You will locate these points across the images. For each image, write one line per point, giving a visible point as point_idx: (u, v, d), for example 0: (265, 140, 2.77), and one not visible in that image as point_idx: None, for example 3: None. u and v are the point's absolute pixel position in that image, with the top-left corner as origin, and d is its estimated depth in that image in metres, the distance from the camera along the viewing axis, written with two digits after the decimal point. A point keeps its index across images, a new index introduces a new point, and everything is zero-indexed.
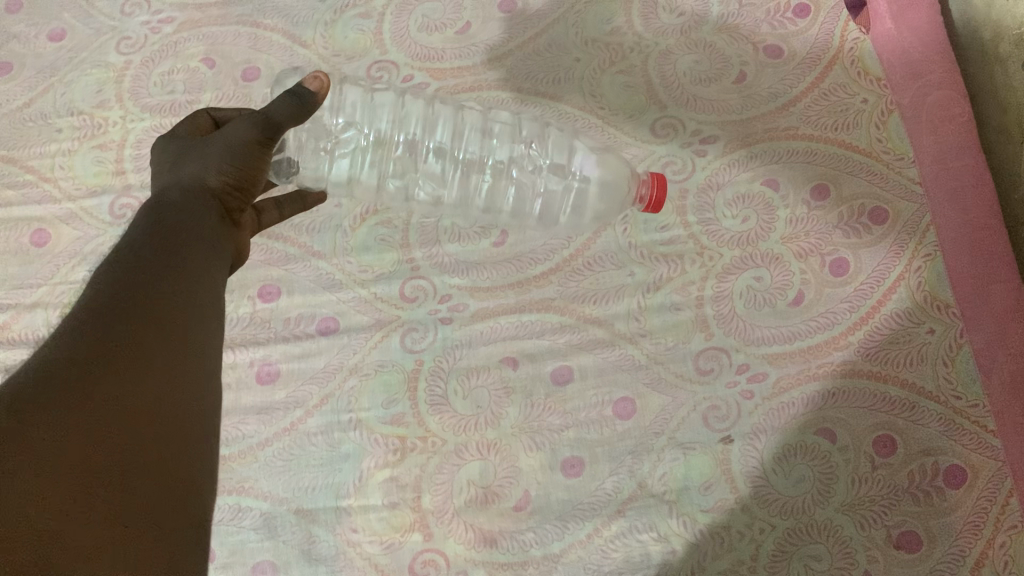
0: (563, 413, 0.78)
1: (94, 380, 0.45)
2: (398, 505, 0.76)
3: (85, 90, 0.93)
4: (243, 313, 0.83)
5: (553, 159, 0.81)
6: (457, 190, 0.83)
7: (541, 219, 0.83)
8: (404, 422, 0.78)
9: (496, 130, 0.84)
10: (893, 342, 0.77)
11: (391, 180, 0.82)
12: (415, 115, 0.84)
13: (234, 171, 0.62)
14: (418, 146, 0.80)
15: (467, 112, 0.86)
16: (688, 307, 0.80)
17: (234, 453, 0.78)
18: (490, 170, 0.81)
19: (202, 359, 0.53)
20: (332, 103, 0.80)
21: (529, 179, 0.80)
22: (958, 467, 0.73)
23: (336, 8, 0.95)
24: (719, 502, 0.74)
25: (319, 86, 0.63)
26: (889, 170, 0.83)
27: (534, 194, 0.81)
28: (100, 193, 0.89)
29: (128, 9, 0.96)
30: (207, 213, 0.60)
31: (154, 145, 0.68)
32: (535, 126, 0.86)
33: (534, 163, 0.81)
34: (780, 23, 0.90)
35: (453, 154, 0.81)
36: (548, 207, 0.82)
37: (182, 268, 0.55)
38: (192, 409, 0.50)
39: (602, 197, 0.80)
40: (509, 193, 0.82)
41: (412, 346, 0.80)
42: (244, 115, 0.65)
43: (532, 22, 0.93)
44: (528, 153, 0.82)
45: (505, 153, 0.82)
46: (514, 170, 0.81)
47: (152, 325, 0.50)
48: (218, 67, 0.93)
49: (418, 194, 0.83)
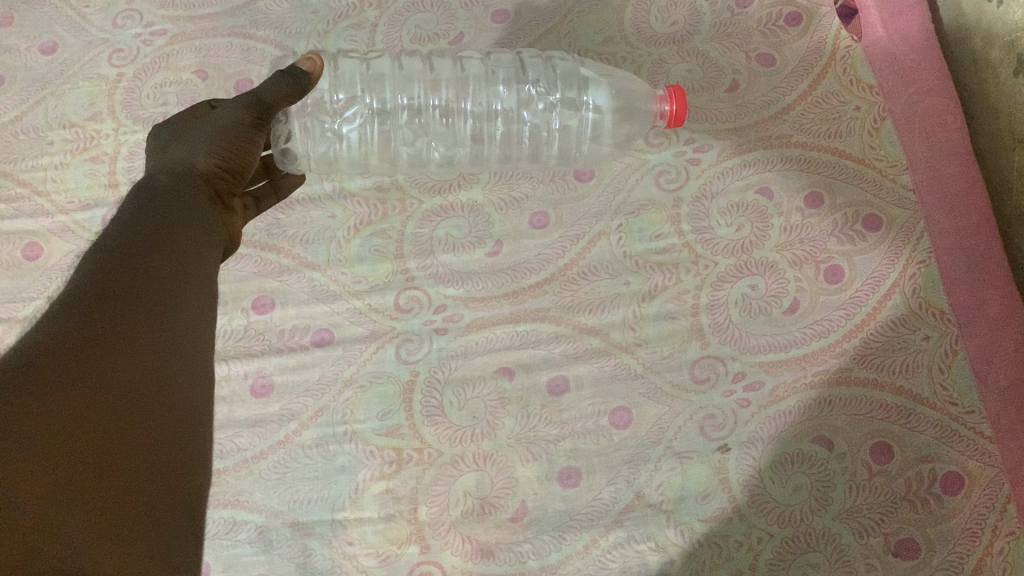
0: (558, 423, 0.77)
1: (87, 356, 0.45)
2: (395, 517, 0.76)
3: (77, 102, 0.93)
4: (237, 325, 0.82)
5: (564, 94, 0.81)
6: (470, 145, 0.84)
7: (562, 158, 0.84)
8: (400, 434, 0.78)
9: (504, 79, 0.84)
10: (888, 349, 0.77)
11: (403, 148, 0.83)
12: (416, 78, 0.85)
13: (224, 152, 0.66)
14: (424, 109, 0.82)
15: (471, 62, 0.86)
16: (683, 316, 0.80)
17: (228, 466, 0.78)
18: (501, 117, 0.82)
19: (195, 334, 0.54)
20: (329, 81, 0.81)
21: (544, 118, 0.81)
22: (956, 473, 0.73)
23: (329, 19, 0.95)
24: (717, 512, 0.74)
25: (312, 67, 0.71)
26: (882, 178, 0.83)
27: (549, 131, 0.82)
28: (93, 206, 0.88)
29: (120, 21, 0.96)
30: (199, 193, 0.63)
31: (149, 134, 0.72)
32: (539, 63, 0.84)
33: (542, 101, 0.81)
34: (772, 32, 0.90)
35: (460, 109, 0.82)
36: (567, 143, 0.83)
37: (177, 245, 0.56)
38: (188, 383, 0.51)
39: (617, 123, 0.82)
40: (523, 136, 0.83)
41: (407, 357, 0.80)
42: (234, 102, 0.68)
43: (525, 32, 0.93)
44: (534, 94, 0.82)
45: (512, 98, 0.82)
46: (526, 112, 0.82)
47: (142, 303, 0.50)
48: (210, 79, 0.93)
49: (433, 156, 0.84)
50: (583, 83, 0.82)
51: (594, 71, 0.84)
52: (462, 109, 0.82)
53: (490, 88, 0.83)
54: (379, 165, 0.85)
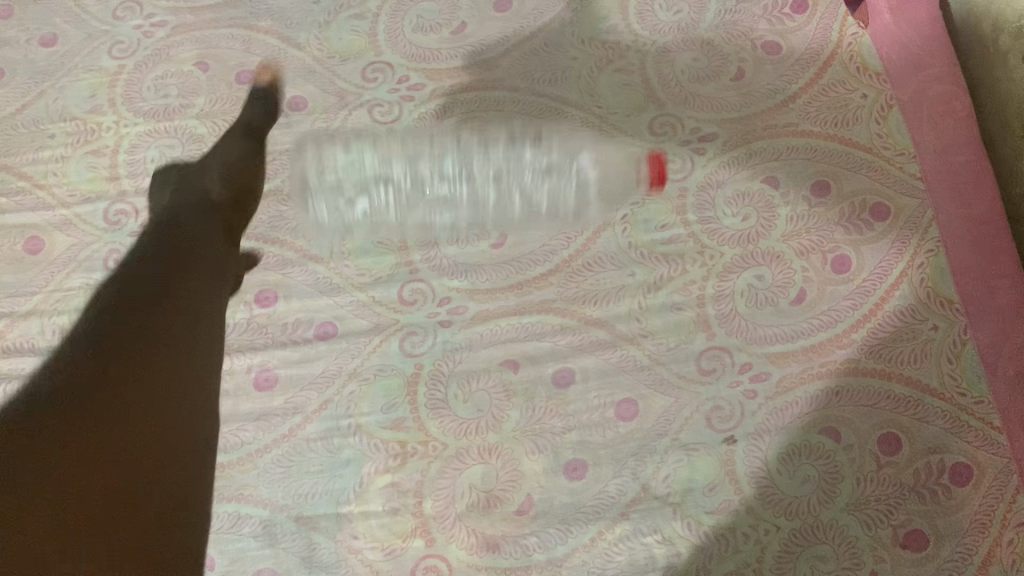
0: (565, 416, 0.77)
1: None
2: (400, 511, 0.75)
3: (78, 95, 0.92)
4: (240, 318, 0.82)
5: (551, 156, 0.79)
6: (465, 210, 0.82)
7: (556, 208, 0.82)
8: (405, 427, 0.77)
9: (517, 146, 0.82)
10: (896, 339, 0.76)
11: (399, 215, 0.82)
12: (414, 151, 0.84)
13: None
14: (412, 170, 0.80)
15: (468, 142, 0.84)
16: (689, 307, 0.79)
17: (232, 460, 0.77)
18: (491, 185, 0.80)
19: None
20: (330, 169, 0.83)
21: (529, 176, 0.79)
22: (965, 464, 0.72)
23: (330, 10, 0.94)
24: (724, 504, 0.73)
25: None
26: (890, 166, 0.82)
27: (539, 190, 0.80)
28: (95, 199, 0.88)
29: (121, 13, 0.96)
30: None
31: None
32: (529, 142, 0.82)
33: (529, 168, 0.79)
34: (778, 19, 0.90)
35: (449, 178, 0.80)
36: (558, 198, 0.81)
37: None
38: None
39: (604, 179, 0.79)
40: (514, 198, 0.81)
41: (411, 350, 0.79)
42: None
43: (528, 21, 0.92)
44: (522, 161, 0.80)
45: (501, 174, 0.80)
46: (515, 183, 0.79)
47: None
48: (212, 71, 0.93)
49: (432, 220, 0.83)
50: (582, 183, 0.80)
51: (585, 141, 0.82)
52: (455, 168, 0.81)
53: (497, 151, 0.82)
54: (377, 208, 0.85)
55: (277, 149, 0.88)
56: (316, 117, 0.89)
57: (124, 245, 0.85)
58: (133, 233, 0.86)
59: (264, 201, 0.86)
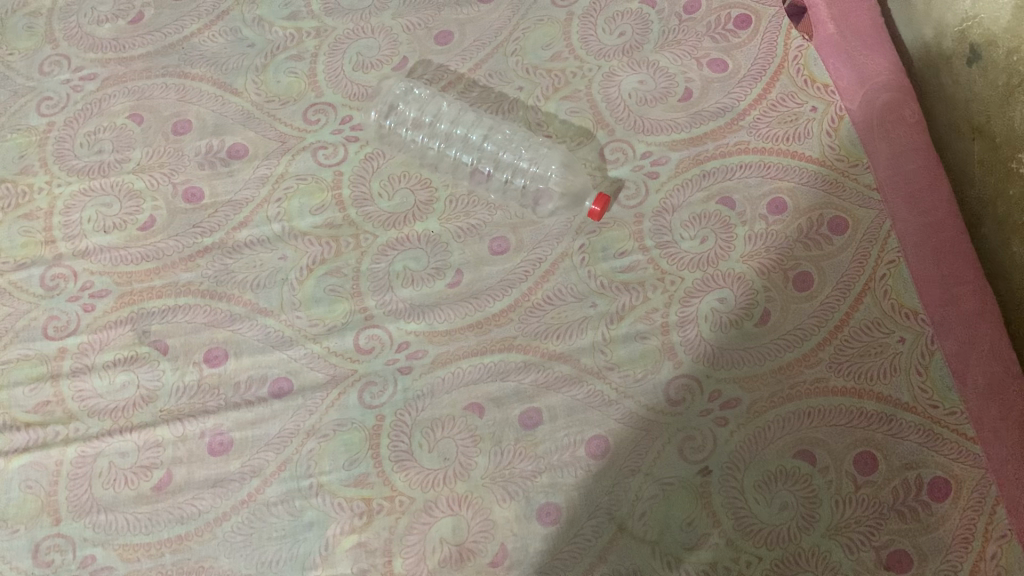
0: (534, 458, 0.74)
1: None
2: (368, 572, 0.72)
3: (7, 156, 0.89)
4: (189, 380, 0.79)
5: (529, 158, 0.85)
6: (445, 165, 0.87)
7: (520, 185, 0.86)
8: (369, 483, 0.74)
9: (505, 131, 0.86)
10: (864, 354, 0.75)
11: (389, 148, 0.87)
12: (423, 103, 0.88)
13: None
14: (421, 124, 0.88)
15: (462, 109, 0.87)
16: (653, 335, 0.77)
17: (190, 532, 0.74)
18: (479, 152, 0.87)
19: None
20: (341, 119, 0.88)
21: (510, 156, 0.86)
22: (942, 479, 0.70)
23: (267, 52, 0.92)
24: (703, 539, 0.71)
25: None
26: (844, 178, 0.81)
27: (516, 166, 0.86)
28: (29, 265, 0.84)
29: (47, 68, 0.93)
30: None
31: None
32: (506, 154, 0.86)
33: (510, 155, 0.86)
34: (722, 36, 0.89)
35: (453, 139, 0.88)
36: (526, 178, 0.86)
37: None
38: None
39: (568, 170, 0.85)
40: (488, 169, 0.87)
41: (371, 401, 0.77)
42: None
43: (470, 53, 0.90)
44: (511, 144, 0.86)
45: (489, 151, 0.87)
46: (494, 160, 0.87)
47: None
48: (146, 122, 0.90)
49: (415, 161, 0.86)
50: (541, 279, 0.80)
51: (557, 153, 0.85)
52: (439, 131, 0.88)
53: (486, 139, 0.87)
54: (367, 133, 0.88)
55: (219, 201, 0.85)
56: (258, 164, 0.86)
57: (62, 311, 0.82)
58: (72, 297, 0.82)
59: (208, 255, 0.83)
